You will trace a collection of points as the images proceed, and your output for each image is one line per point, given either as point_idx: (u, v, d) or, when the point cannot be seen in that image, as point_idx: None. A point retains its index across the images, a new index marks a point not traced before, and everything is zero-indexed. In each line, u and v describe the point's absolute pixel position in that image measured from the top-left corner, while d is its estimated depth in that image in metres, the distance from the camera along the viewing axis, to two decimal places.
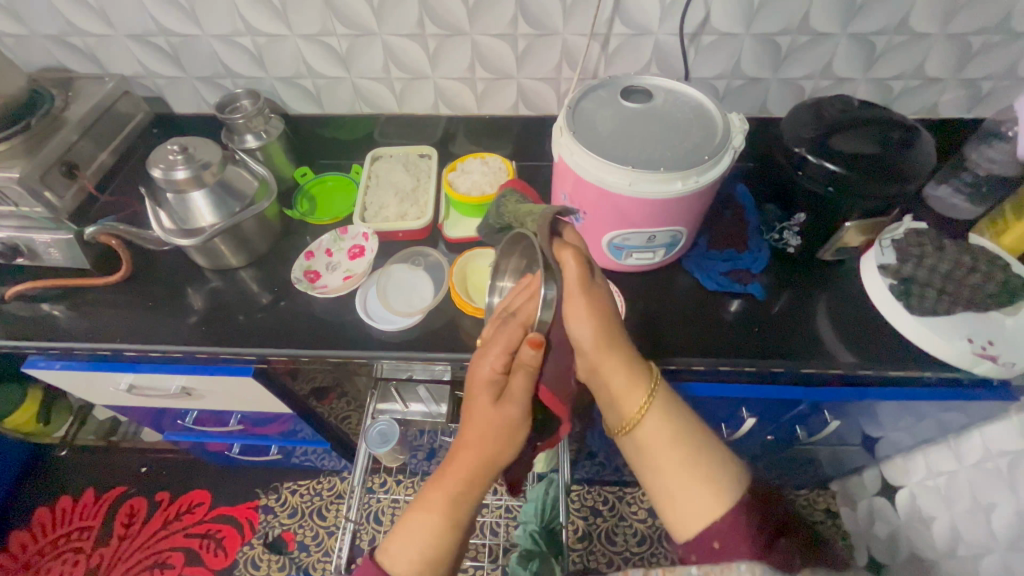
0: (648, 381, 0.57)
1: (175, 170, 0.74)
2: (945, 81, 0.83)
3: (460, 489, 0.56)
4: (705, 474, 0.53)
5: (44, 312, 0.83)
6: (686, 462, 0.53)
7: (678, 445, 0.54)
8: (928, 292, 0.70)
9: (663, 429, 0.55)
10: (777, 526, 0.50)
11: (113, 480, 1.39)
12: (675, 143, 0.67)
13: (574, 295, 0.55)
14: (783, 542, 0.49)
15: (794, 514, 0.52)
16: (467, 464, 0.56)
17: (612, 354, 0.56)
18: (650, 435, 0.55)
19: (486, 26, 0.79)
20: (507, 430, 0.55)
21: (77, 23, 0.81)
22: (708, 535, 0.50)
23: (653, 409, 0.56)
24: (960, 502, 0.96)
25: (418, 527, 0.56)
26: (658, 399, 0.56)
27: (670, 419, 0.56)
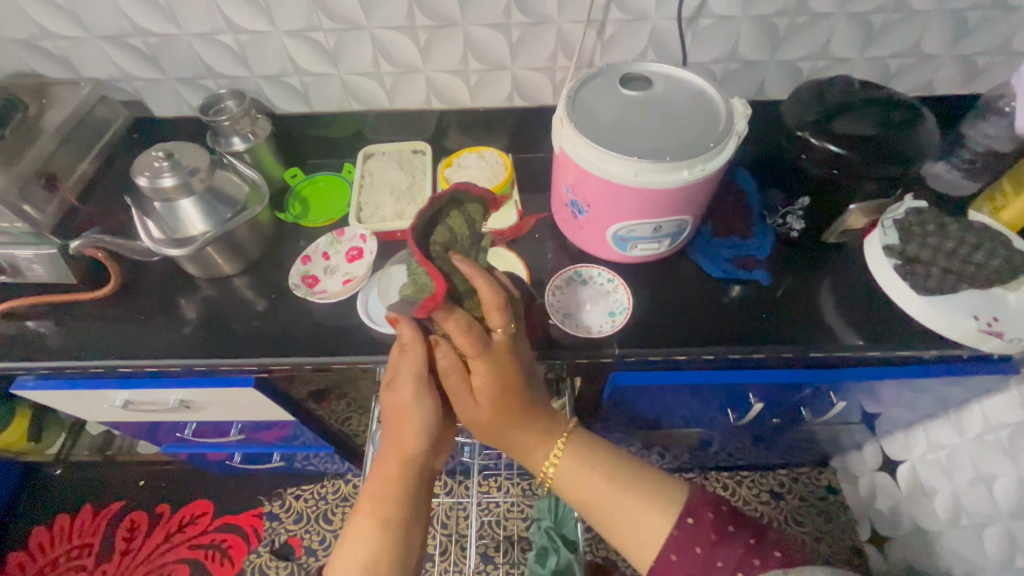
0: (553, 438, 0.66)
1: (161, 178, 0.71)
2: (941, 58, 0.82)
3: (381, 488, 0.60)
4: (630, 521, 0.61)
5: (30, 330, 0.80)
6: (609, 514, 0.62)
7: (600, 501, 0.62)
8: (933, 271, 0.70)
9: (577, 485, 0.64)
10: (711, 550, 0.57)
11: (111, 495, 1.36)
12: (678, 131, 0.66)
13: (454, 384, 0.61)
14: (720, 565, 0.56)
15: (733, 531, 0.58)
16: (386, 464, 0.62)
17: (509, 418, 0.63)
18: (570, 491, 0.64)
19: (478, 16, 0.77)
20: (406, 415, 0.61)
21: (47, 26, 0.77)
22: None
23: (563, 463, 0.65)
24: (961, 474, 0.98)
25: (354, 537, 0.59)
26: (564, 456, 0.65)
27: (584, 472, 0.64)
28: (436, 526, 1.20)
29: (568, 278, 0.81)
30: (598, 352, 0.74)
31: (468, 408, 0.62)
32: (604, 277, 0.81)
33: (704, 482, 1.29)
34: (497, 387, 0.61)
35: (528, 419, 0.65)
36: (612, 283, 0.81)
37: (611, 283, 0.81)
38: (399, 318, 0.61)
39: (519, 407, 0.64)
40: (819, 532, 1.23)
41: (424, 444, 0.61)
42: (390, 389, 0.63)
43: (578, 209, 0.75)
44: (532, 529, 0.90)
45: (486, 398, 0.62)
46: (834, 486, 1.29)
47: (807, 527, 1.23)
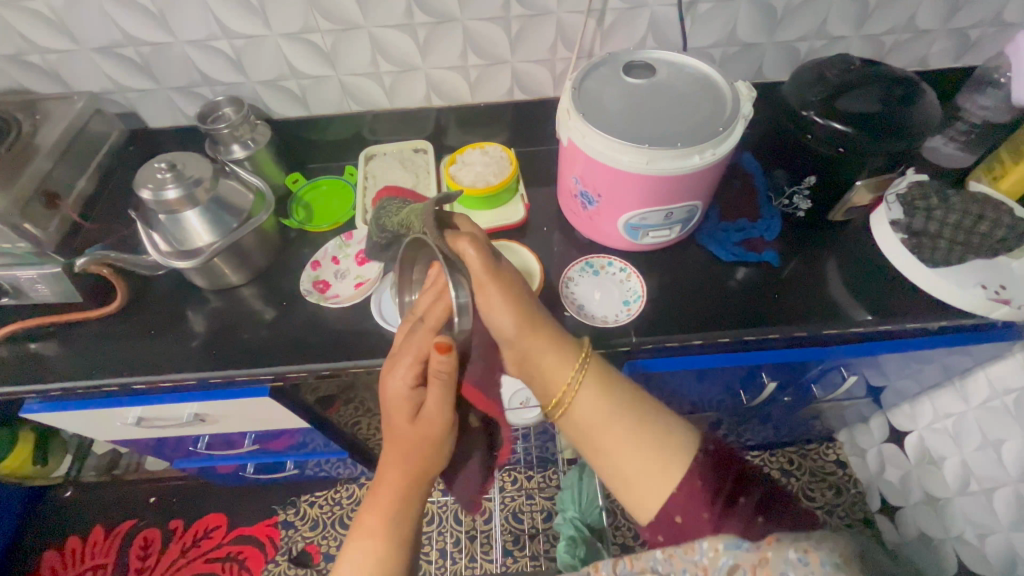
0: (577, 356, 0.59)
1: (164, 190, 0.70)
2: (934, 32, 0.84)
3: (396, 508, 0.57)
4: (651, 443, 0.54)
5: (37, 352, 0.78)
6: (630, 433, 0.55)
7: (621, 418, 0.56)
8: (940, 244, 0.71)
9: (598, 402, 0.57)
10: (735, 483, 0.51)
11: (122, 514, 1.35)
12: (686, 116, 0.66)
13: (485, 277, 0.58)
14: (741, 502, 0.50)
15: (750, 470, 0.52)
16: (396, 482, 0.58)
17: (537, 330, 0.59)
18: (586, 412, 0.57)
19: (477, 10, 0.76)
20: (438, 442, 0.57)
21: (37, 40, 0.75)
22: (671, 507, 0.52)
23: (586, 384, 0.57)
24: (969, 440, 1.00)
25: (359, 557, 0.55)
26: (588, 374, 0.58)
27: (606, 393, 0.57)
28: (453, 524, 1.20)
29: (580, 269, 0.81)
30: (616, 341, 0.74)
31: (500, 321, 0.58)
32: (616, 266, 0.82)
33: None
34: (512, 278, 0.60)
35: (553, 338, 0.59)
36: (625, 272, 0.81)
37: (623, 272, 0.81)
38: (451, 346, 0.53)
39: (541, 320, 0.60)
40: (830, 506, 1.25)
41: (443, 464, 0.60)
42: (414, 419, 0.57)
43: (588, 200, 0.75)
44: (559, 522, 0.92)
45: (513, 300, 0.58)
46: (841, 461, 1.30)
47: (819, 501, 1.25)
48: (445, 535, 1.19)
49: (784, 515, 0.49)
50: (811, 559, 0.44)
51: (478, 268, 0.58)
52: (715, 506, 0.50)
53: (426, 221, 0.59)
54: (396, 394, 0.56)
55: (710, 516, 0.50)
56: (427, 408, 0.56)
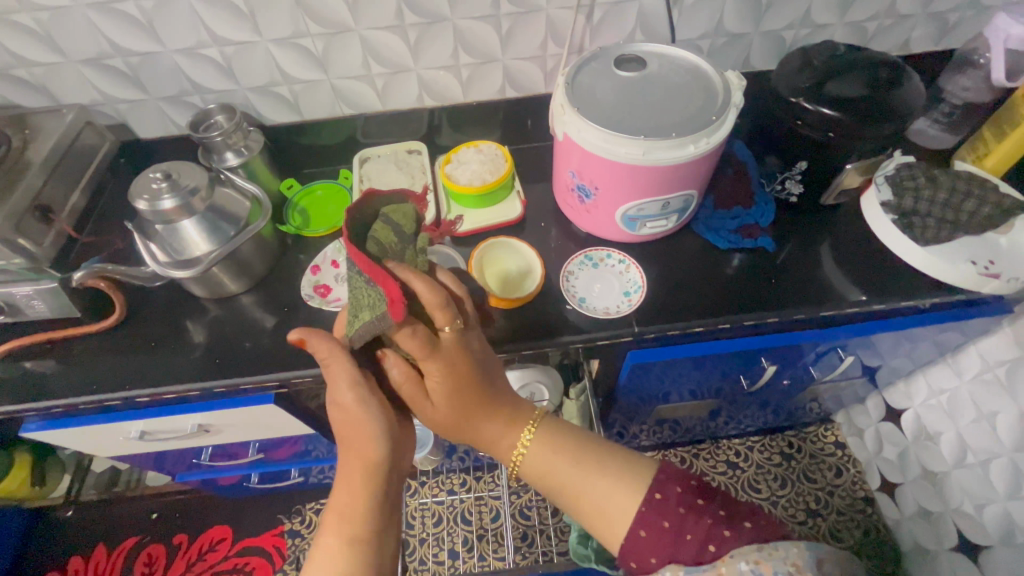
0: (522, 428, 0.61)
1: (161, 200, 0.69)
2: (915, 17, 0.86)
3: (346, 501, 0.52)
4: (595, 502, 0.57)
5: (36, 369, 0.77)
6: (576, 495, 0.58)
7: (566, 481, 0.59)
8: (929, 223, 0.73)
9: (546, 469, 0.60)
10: (680, 525, 0.54)
11: (125, 531, 1.33)
12: (680, 107, 0.67)
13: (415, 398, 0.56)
14: (689, 539, 0.53)
15: (699, 502, 0.55)
16: (346, 471, 0.53)
17: (478, 416, 0.58)
18: (538, 477, 0.61)
19: (468, 9, 0.77)
20: (360, 418, 0.53)
21: (22, 53, 0.74)
22: (623, 557, 0.56)
23: (532, 451, 0.60)
24: (964, 415, 1.02)
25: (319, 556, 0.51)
26: (534, 442, 0.60)
27: (552, 457, 0.60)
28: (461, 524, 1.21)
29: (579, 262, 0.82)
30: (618, 331, 0.75)
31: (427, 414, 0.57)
32: (615, 259, 0.82)
33: (718, 451, 1.32)
34: (450, 395, 0.55)
35: (497, 414, 0.60)
36: (623, 264, 0.82)
37: (622, 263, 0.82)
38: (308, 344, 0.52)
39: (484, 409, 0.59)
40: (831, 486, 1.27)
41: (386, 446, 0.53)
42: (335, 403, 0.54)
43: (585, 193, 0.75)
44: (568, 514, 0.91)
45: (443, 409, 0.57)
46: (839, 441, 1.32)
47: (820, 483, 1.27)
48: (453, 535, 1.20)
49: (738, 537, 0.52)
50: (762, 571, 0.50)
51: (436, 379, 0.54)
52: (663, 549, 0.54)
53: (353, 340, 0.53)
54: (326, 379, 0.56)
55: (659, 559, 0.54)
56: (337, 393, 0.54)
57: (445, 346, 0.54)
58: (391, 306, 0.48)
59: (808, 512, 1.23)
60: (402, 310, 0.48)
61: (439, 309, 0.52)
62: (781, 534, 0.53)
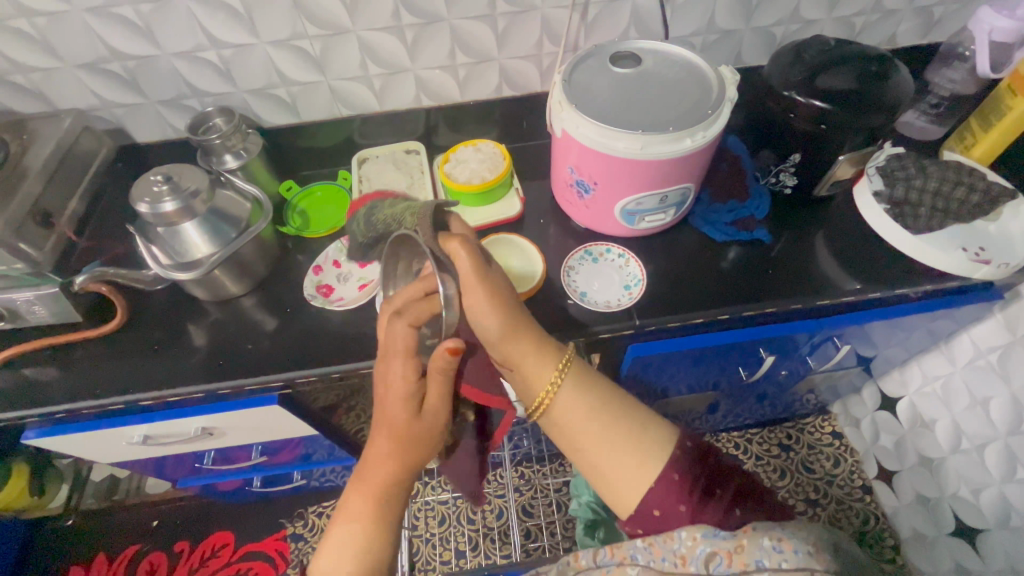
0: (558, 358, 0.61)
1: (161, 203, 0.70)
2: (901, 11, 0.88)
3: (383, 495, 0.57)
4: (628, 438, 0.57)
5: (36, 376, 0.77)
6: (608, 428, 0.58)
7: (599, 413, 0.59)
8: (921, 212, 0.75)
9: (579, 399, 0.60)
10: (710, 477, 0.54)
11: (125, 539, 1.32)
12: (676, 102, 0.68)
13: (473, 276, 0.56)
14: (717, 494, 0.53)
15: (726, 466, 0.55)
16: (389, 471, 0.57)
17: (521, 327, 0.60)
18: (568, 407, 0.59)
19: (464, 9, 0.78)
20: (433, 433, 0.57)
21: (20, 59, 0.75)
22: (650, 501, 0.54)
23: (566, 382, 0.60)
24: (958, 401, 1.04)
25: (349, 534, 0.56)
26: (570, 372, 0.61)
27: (585, 391, 0.60)
28: (464, 524, 1.21)
29: (579, 258, 0.83)
30: (620, 324, 0.76)
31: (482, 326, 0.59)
32: (614, 253, 0.84)
33: (718, 444, 1.33)
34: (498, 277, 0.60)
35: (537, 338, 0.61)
36: (623, 258, 0.83)
37: (622, 258, 0.83)
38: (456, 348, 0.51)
39: (529, 329, 0.61)
40: (830, 476, 1.28)
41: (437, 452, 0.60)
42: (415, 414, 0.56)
43: (584, 189, 0.76)
44: (573, 507, 0.92)
45: (494, 292, 0.57)
46: (837, 432, 1.34)
47: (819, 473, 1.28)
48: (457, 535, 1.20)
49: (765, 504, 0.53)
50: (784, 548, 0.48)
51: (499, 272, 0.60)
52: (692, 496, 0.53)
53: (419, 219, 0.57)
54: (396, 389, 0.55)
55: (687, 507, 0.53)
56: (428, 402, 0.55)
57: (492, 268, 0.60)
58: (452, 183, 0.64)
59: (807, 502, 1.24)
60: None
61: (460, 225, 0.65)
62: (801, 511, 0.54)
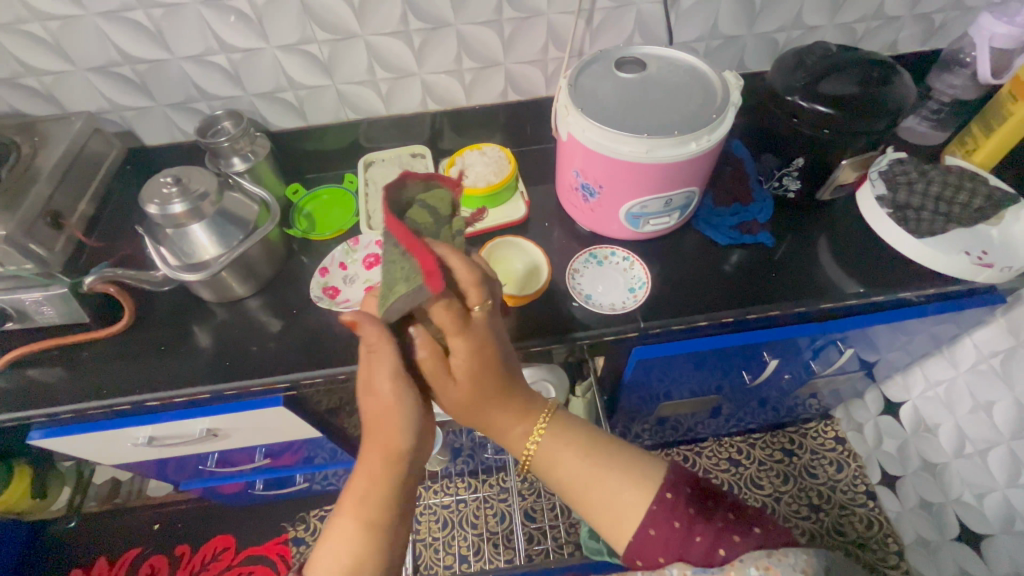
0: (535, 420, 0.62)
1: (171, 204, 0.70)
2: (903, 18, 0.89)
3: (364, 488, 0.54)
4: (604, 498, 0.58)
5: (43, 376, 0.77)
6: (585, 490, 0.59)
7: (576, 475, 0.60)
8: (924, 216, 0.75)
9: (557, 464, 0.61)
10: (689, 526, 0.55)
11: (127, 542, 1.32)
12: (680, 107, 0.69)
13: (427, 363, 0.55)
14: (699, 540, 0.54)
15: (707, 506, 0.56)
16: (373, 466, 0.54)
17: (487, 399, 0.59)
18: (550, 471, 0.61)
19: (471, 15, 0.79)
20: (395, 413, 0.54)
21: (32, 62, 0.76)
22: (632, 553, 0.57)
23: (544, 443, 0.61)
24: (961, 405, 1.05)
25: (341, 532, 0.52)
26: (546, 435, 0.62)
27: (563, 452, 0.61)
28: (466, 528, 1.21)
29: (584, 260, 0.84)
30: (625, 327, 0.76)
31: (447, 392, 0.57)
32: (619, 256, 0.84)
33: (720, 448, 1.33)
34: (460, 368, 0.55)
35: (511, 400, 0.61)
36: (628, 261, 0.83)
37: (626, 260, 0.83)
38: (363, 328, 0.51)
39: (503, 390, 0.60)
40: (833, 481, 1.27)
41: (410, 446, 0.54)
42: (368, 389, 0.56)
43: (589, 192, 0.77)
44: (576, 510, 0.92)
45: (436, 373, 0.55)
46: (840, 436, 1.32)
47: (822, 478, 1.27)
48: (458, 539, 1.20)
49: (750, 542, 0.53)
50: None
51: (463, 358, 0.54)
52: (671, 546, 0.55)
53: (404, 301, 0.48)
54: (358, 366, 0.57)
55: (666, 557, 0.55)
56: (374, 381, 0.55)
57: (477, 326, 0.54)
58: (428, 278, 0.47)
59: (811, 508, 1.24)
60: (441, 281, 0.47)
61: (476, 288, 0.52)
62: (789, 542, 0.53)
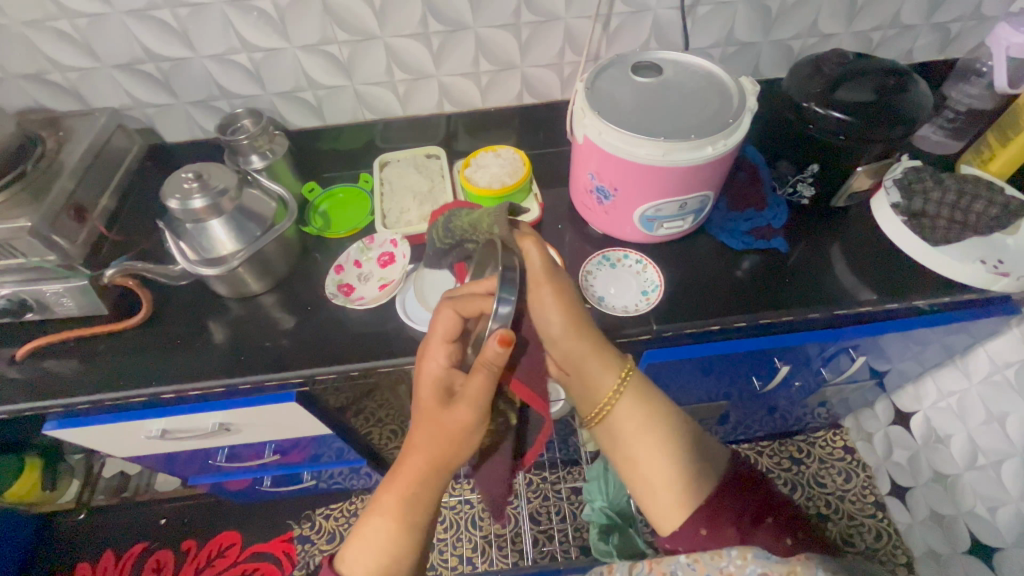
0: (619, 368, 0.64)
1: (191, 199, 0.71)
2: (919, 27, 0.90)
3: (411, 491, 0.57)
4: (678, 453, 0.60)
5: (60, 367, 0.78)
6: (664, 441, 0.61)
7: (658, 425, 0.62)
8: (939, 223, 0.75)
9: (638, 412, 0.63)
10: (760, 505, 0.55)
11: (134, 536, 1.33)
12: (696, 111, 0.69)
13: (543, 277, 0.61)
14: (768, 521, 0.54)
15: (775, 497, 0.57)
16: (416, 472, 0.57)
17: (585, 336, 0.64)
18: (628, 418, 0.63)
19: (490, 18, 0.80)
20: (460, 437, 0.56)
21: (59, 58, 0.78)
22: (694, 520, 0.56)
23: (626, 393, 0.63)
24: (974, 417, 1.04)
25: (373, 535, 0.56)
26: (634, 383, 0.64)
27: (646, 403, 0.63)
28: (471, 530, 1.21)
29: (597, 263, 0.84)
30: (639, 330, 0.76)
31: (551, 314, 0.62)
32: (632, 259, 0.84)
33: None
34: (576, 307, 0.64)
35: (601, 345, 0.65)
36: (641, 264, 0.84)
37: (639, 263, 0.84)
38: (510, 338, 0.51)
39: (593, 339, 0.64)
40: (841, 491, 1.27)
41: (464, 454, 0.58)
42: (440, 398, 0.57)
43: (603, 195, 0.77)
44: (585, 513, 0.91)
45: (566, 303, 0.62)
46: (849, 446, 1.33)
47: (830, 488, 1.27)
48: (462, 541, 1.19)
49: (808, 541, 0.53)
50: None
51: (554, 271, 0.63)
52: (742, 520, 0.54)
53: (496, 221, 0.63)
54: (431, 377, 0.58)
55: (736, 530, 0.54)
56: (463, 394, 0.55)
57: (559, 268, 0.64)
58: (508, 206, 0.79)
59: (818, 517, 1.24)
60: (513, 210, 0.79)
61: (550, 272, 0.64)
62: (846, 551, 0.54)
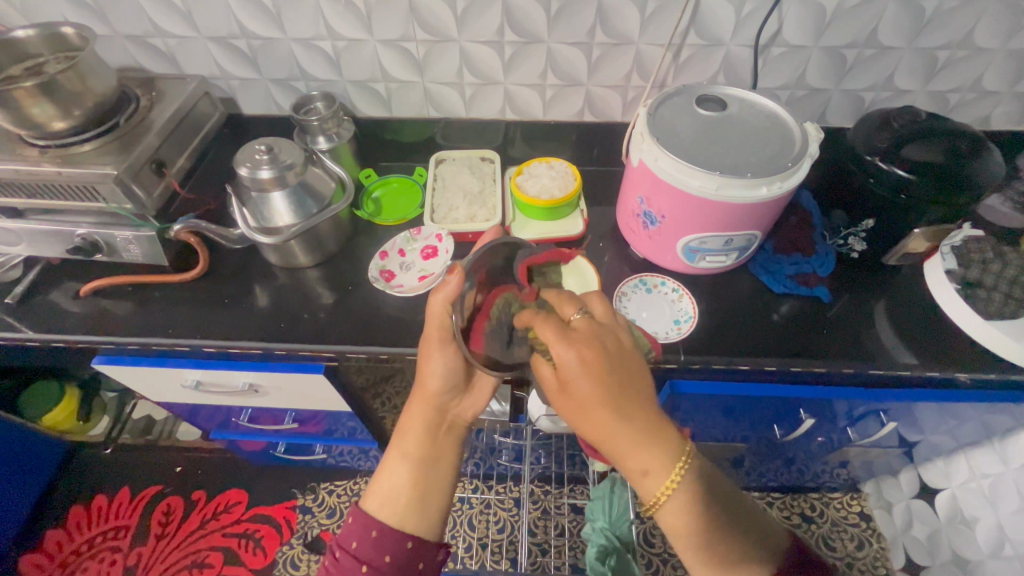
0: (672, 460, 0.51)
1: (260, 169, 0.76)
2: (1000, 94, 0.88)
3: (412, 430, 0.64)
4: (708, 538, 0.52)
5: (115, 308, 0.84)
6: (704, 529, 0.52)
7: (706, 527, 0.52)
8: (994, 296, 0.73)
9: (689, 517, 0.52)
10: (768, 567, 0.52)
11: (149, 478, 1.38)
12: (757, 151, 0.69)
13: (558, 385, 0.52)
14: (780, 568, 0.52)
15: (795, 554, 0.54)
16: (413, 410, 0.65)
17: (614, 425, 0.50)
18: (681, 515, 0.51)
19: (564, 34, 0.82)
20: (423, 368, 0.64)
21: (163, 25, 0.84)
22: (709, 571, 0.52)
23: (675, 482, 0.51)
24: (1006, 503, 0.99)
25: (389, 470, 0.63)
26: (688, 477, 0.51)
27: (702, 496, 0.52)
28: (467, 528, 1.22)
29: (634, 285, 0.85)
30: (666, 357, 0.76)
31: (567, 401, 0.52)
32: (669, 286, 0.85)
33: None
34: (613, 383, 0.50)
35: (646, 426, 0.51)
36: (677, 292, 0.84)
37: (675, 292, 0.84)
38: (460, 268, 0.58)
39: (626, 421, 0.50)
40: (850, 558, 1.21)
41: (443, 386, 0.64)
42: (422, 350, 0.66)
43: (650, 220, 0.78)
44: (585, 531, 0.92)
45: (581, 403, 0.50)
46: (865, 512, 1.27)
47: (840, 552, 1.22)
48: (458, 539, 1.21)
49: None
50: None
51: (569, 364, 0.50)
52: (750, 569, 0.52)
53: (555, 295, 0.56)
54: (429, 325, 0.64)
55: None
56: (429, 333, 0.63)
57: (577, 336, 0.51)
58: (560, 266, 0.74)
59: None
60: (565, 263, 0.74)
61: (567, 300, 0.55)
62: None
